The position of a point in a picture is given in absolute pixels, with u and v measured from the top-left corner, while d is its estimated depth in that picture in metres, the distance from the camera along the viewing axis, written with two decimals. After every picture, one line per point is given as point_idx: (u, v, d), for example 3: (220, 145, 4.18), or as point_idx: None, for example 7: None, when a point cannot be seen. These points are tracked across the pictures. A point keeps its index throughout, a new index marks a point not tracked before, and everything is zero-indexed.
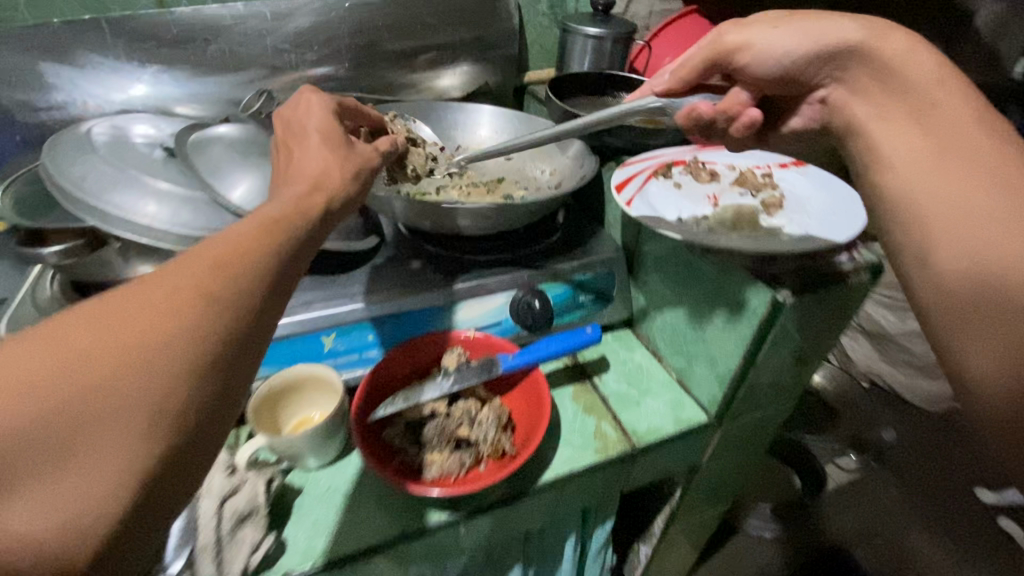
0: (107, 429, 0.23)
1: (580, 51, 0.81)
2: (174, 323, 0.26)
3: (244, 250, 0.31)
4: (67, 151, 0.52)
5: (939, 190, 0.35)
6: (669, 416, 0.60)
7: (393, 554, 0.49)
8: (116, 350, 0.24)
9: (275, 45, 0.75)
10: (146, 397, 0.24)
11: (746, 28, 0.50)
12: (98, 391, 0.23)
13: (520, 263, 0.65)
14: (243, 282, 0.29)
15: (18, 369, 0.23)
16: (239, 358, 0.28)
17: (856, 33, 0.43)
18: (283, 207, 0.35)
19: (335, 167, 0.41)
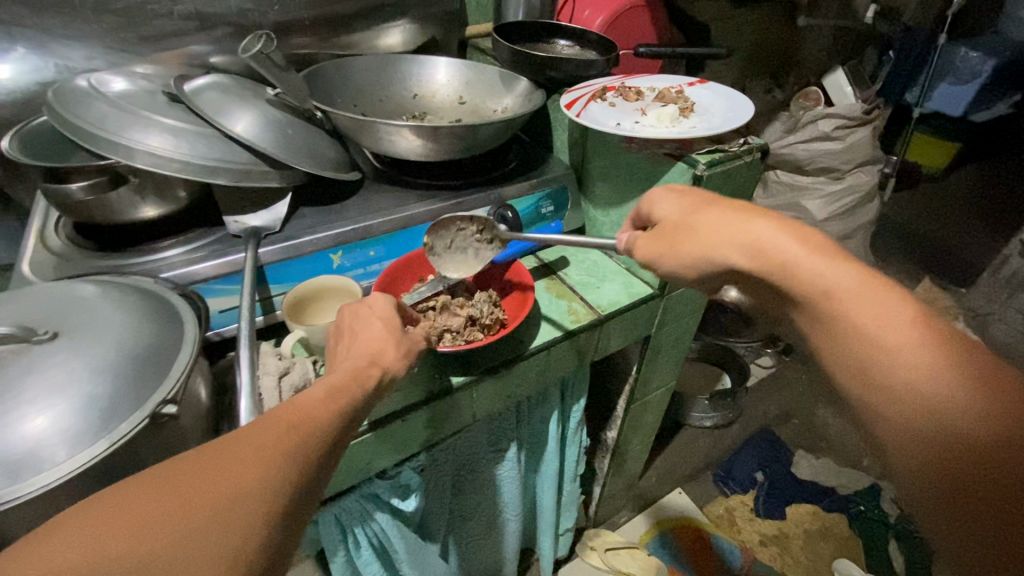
0: (189, 571, 0.31)
1: (516, 3, 0.92)
2: (251, 480, 0.34)
3: (312, 413, 0.40)
4: (78, 101, 0.57)
5: (841, 352, 0.39)
6: (623, 293, 0.75)
7: (421, 416, 0.61)
8: (205, 510, 0.32)
9: (237, 5, 0.80)
10: (220, 546, 0.32)
11: (655, 245, 0.53)
12: (210, 520, 0.32)
13: (489, 184, 0.77)
14: (311, 442, 0.39)
15: (150, 503, 0.32)
16: (284, 529, 0.36)
17: (759, 232, 0.45)
18: (342, 382, 0.44)
19: (390, 344, 0.50)
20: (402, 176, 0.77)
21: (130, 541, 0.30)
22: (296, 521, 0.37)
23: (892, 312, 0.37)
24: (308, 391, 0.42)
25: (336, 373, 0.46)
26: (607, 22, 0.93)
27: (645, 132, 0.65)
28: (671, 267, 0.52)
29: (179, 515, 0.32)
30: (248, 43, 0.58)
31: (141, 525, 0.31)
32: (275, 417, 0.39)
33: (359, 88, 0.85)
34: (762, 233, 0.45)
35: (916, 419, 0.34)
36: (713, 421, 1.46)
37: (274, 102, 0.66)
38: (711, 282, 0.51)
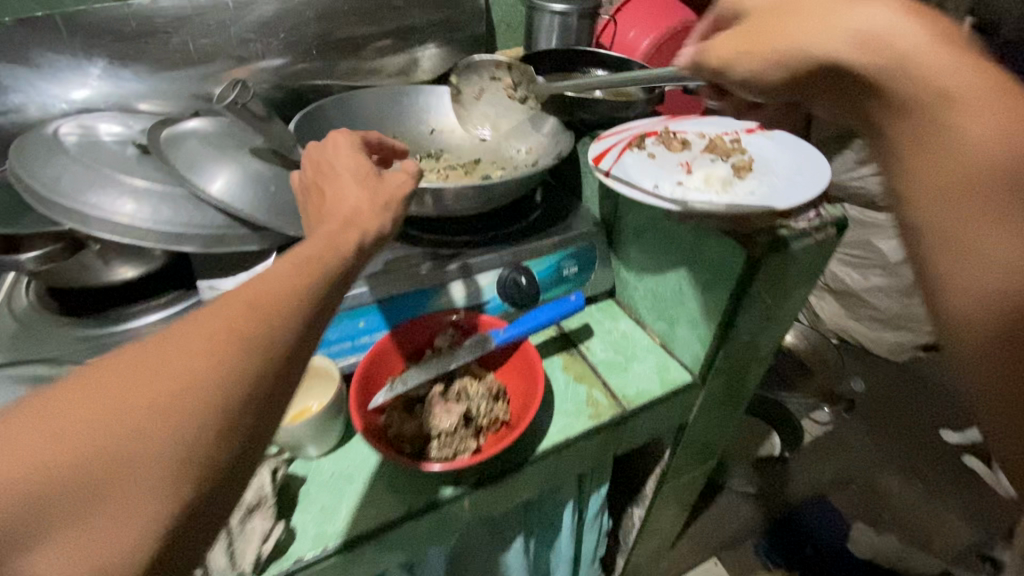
0: (132, 490, 0.25)
1: (548, 29, 0.81)
2: (193, 379, 0.27)
3: (276, 292, 0.32)
4: (37, 156, 0.51)
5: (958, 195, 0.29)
6: (655, 379, 0.63)
7: (405, 531, 0.51)
8: (127, 429, 0.25)
9: (238, 34, 0.73)
10: (155, 465, 0.26)
11: (732, 45, 0.39)
12: (141, 427, 0.26)
13: (504, 241, 0.67)
14: (277, 323, 0.31)
15: (63, 419, 0.25)
16: (248, 435, 0.29)
17: (908, 25, 0.30)
18: (312, 262, 0.36)
19: (367, 205, 0.44)
20: (406, 230, 0.67)
21: (36, 470, 0.24)
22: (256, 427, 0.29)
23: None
24: (271, 267, 0.34)
25: (304, 246, 0.38)
26: (653, 46, 0.81)
27: (690, 202, 0.53)
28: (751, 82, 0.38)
29: (95, 432, 0.25)
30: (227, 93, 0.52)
31: (51, 441, 0.24)
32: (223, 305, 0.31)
33: (370, 123, 0.77)
34: (861, 22, 0.32)
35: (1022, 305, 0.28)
36: (755, 488, 1.33)
37: (259, 152, 0.57)
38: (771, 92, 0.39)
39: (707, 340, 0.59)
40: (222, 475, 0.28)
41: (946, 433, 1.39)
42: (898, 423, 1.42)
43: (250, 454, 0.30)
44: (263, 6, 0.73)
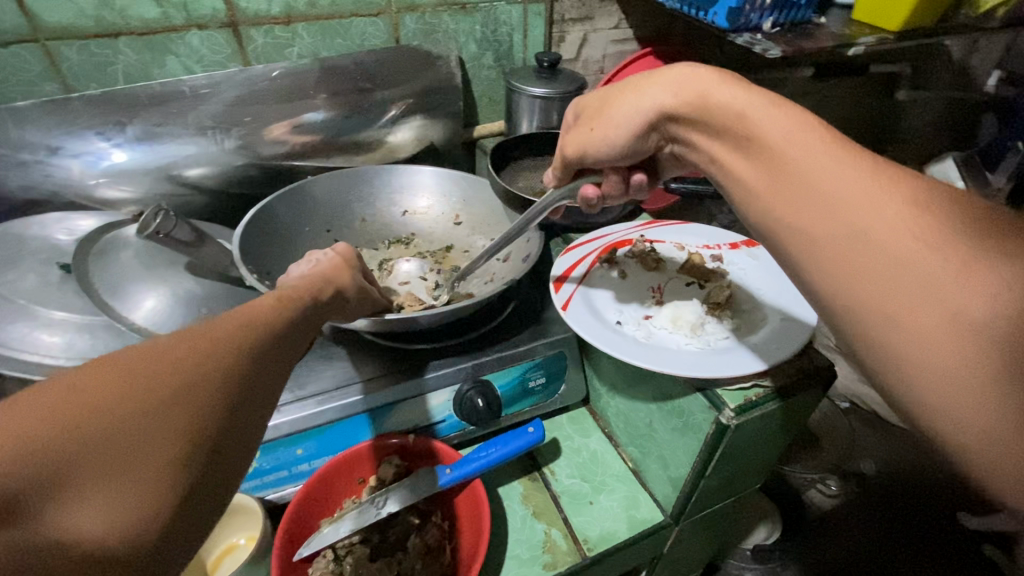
0: (157, 447, 0.25)
1: (528, 110, 0.76)
2: (209, 356, 0.28)
3: (260, 311, 0.35)
4: None
5: (798, 209, 0.32)
6: (623, 517, 0.57)
7: None
8: (153, 397, 0.25)
9: (197, 121, 0.70)
10: (178, 430, 0.25)
11: (585, 127, 0.51)
12: (167, 390, 0.26)
13: (466, 352, 0.60)
14: (269, 329, 0.34)
15: (86, 387, 0.24)
16: (257, 419, 0.30)
17: (700, 85, 0.41)
18: (295, 294, 0.41)
19: (339, 272, 0.48)
20: (362, 334, 0.62)
21: (63, 432, 0.23)
22: (260, 400, 0.30)
23: (839, 158, 0.32)
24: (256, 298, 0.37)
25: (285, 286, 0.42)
26: None
27: (659, 352, 0.47)
28: (606, 138, 0.49)
29: (122, 396, 0.25)
30: (143, 221, 0.51)
31: (78, 403, 0.24)
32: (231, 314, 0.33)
33: (336, 206, 0.73)
34: (686, 75, 0.42)
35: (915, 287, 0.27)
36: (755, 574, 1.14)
37: (194, 268, 0.55)
38: (636, 149, 0.49)
39: (678, 487, 0.53)
40: (231, 451, 0.28)
41: (963, 517, 1.24)
42: (910, 499, 1.27)
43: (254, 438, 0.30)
44: (224, 92, 0.70)
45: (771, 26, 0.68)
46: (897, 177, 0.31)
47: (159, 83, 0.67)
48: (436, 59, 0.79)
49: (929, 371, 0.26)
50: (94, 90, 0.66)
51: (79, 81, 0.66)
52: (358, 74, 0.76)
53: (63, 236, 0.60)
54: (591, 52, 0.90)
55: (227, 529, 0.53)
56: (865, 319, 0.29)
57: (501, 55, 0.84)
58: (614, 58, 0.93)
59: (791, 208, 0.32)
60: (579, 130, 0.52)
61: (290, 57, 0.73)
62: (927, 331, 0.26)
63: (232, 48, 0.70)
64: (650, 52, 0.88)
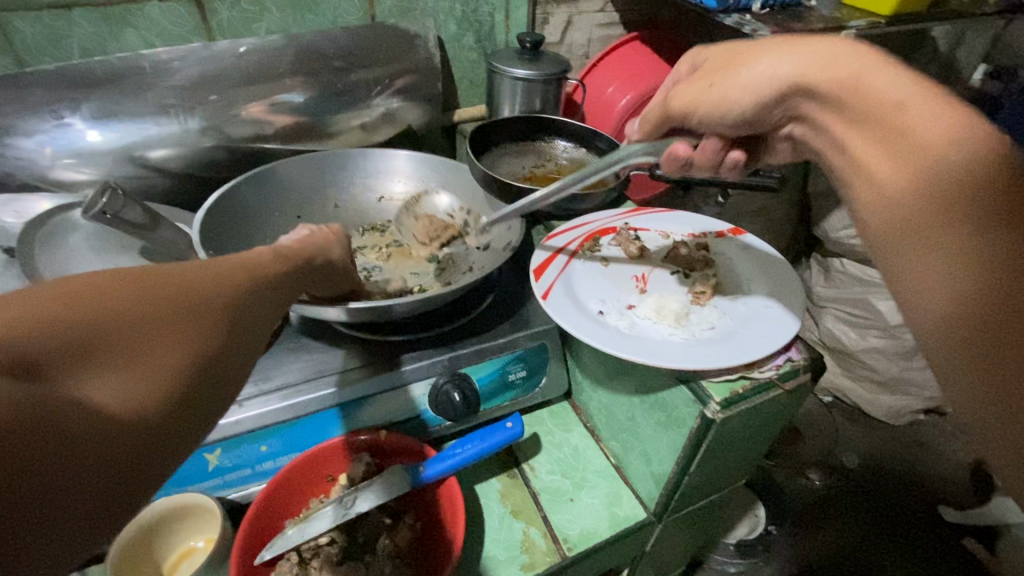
0: (172, 338, 0.26)
1: (509, 94, 0.73)
2: (216, 280, 0.30)
3: (261, 257, 0.37)
4: None
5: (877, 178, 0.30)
6: (605, 514, 0.55)
7: None
8: (166, 301, 0.26)
9: (158, 98, 0.66)
10: (188, 334, 0.26)
11: (696, 85, 0.46)
12: (180, 297, 0.27)
13: (442, 344, 0.58)
14: (267, 272, 0.36)
15: (101, 285, 0.25)
16: (256, 341, 0.31)
17: (817, 56, 0.36)
18: (293, 253, 0.41)
19: (336, 239, 0.48)
20: (333, 325, 0.59)
21: (82, 315, 0.23)
22: (260, 326, 0.32)
23: (926, 105, 0.29)
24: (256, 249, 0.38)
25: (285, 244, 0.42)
26: (634, 100, 0.81)
27: (642, 344, 0.44)
28: (722, 101, 0.43)
29: (137, 297, 0.25)
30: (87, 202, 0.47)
31: (94, 296, 0.24)
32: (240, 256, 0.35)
33: (308, 191, 0.69)
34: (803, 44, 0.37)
35: (953, 249, 0.26)
36: (738, 568, 1.14)
37: (149, 253, 0.52)
38: (759, 119, 0.42)
39: (661, 483, 0.51)
40: (233, 372, 0.28)
41: (945, 510, 1.25)
42: (894, 490, 1.29)
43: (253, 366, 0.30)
44: (187, 68, 0.66)
45: (761, 7, 0.66)
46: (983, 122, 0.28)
47: (115, 57, 0.63)
48: (415, 39, 0.76)
49: (943, 331, 0.27)
50: (45, 63, 0.62)
51: (28, 54, 0.62)
52: (331, 51, 0.72)
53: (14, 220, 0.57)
54: (576, 35, 0.87)
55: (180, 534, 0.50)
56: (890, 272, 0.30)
57: (482, 36, 0.81)
58: (600, 43, 0.91)
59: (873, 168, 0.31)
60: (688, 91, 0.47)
61: (258, 33, 0.70)
62: (931, 284, 0.27)
63: (195, 21, 0.67)
64: (637, 37, 0.86)
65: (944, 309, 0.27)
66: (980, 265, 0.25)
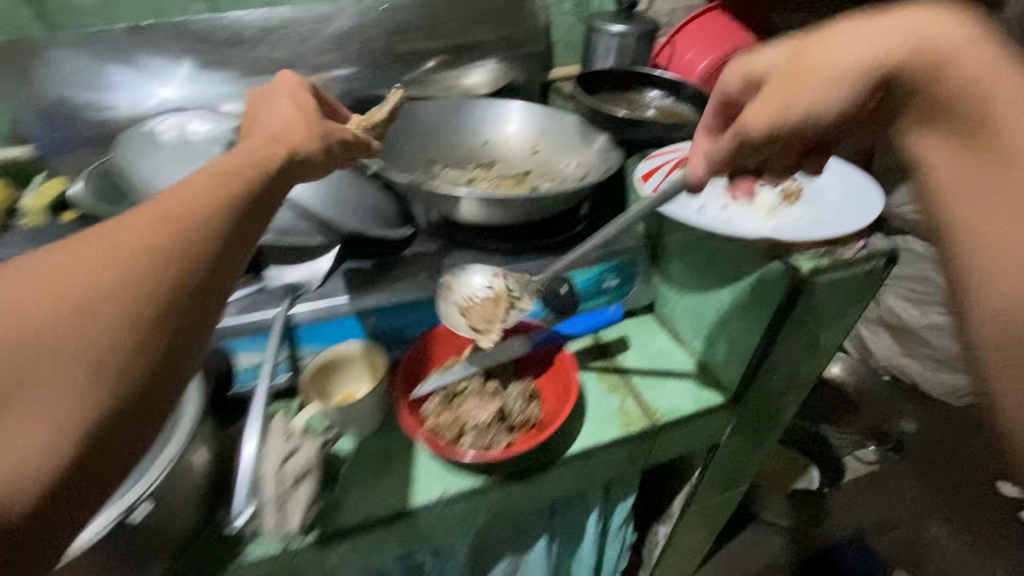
0: (48, 382, 0.25)
1: (605, 49, 0.84)
2: (104, 277, 0.28)
3: (192, 200, 0.33)
4: (142, 155, 0.58)
5: (981, 193, 0.30)
6: (689, 395, 0.64)
7: (434, 512, 0.55)
8: (9, 346, 0.25)
9: (317, 45, 0.80)
10: (64, 359, 0.26)
11: (769, 97, 0.43)
12: (58, 318, 0.26)
13: (549, 251, 0.68)
14: (199, 221, 0.32)
15: None
16: (175, 330, 0.29)
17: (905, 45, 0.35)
18: (239, 171, 0.37)
19: (302, 126, 0.45)
20: (457, 235, 0.70)
21: None
22: (185, 312, 0.30)
23: None
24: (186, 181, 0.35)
25: (242, 153, 0.39)
26: (709, 66, 0.90)
27: (736, 226, 0.56)
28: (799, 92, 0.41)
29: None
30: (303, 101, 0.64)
31: None
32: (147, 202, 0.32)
33: (428, 132, 0.81)
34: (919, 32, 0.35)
35: None
36: (787, 520, 1.24)
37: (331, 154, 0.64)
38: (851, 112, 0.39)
39: None
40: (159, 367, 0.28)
41: (1004, 487, 1.33)
42: (949, 469, 1.36)
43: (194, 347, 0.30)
44: (341, 20, 0.80)
45: None
46: None
47: (288, 9, 0.78)
48: (523, 3, 0.88)
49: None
50: (235, 12, 0.77)
51: (224, 6, 0.77)
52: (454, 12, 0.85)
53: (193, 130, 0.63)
54: (661, 6, 0.97)
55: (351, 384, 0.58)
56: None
57: (579, 3, 0.92)
58: (682, 13, 1.00)
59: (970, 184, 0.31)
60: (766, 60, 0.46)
61: None
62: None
63: None
64: (719, 6, 0.94)
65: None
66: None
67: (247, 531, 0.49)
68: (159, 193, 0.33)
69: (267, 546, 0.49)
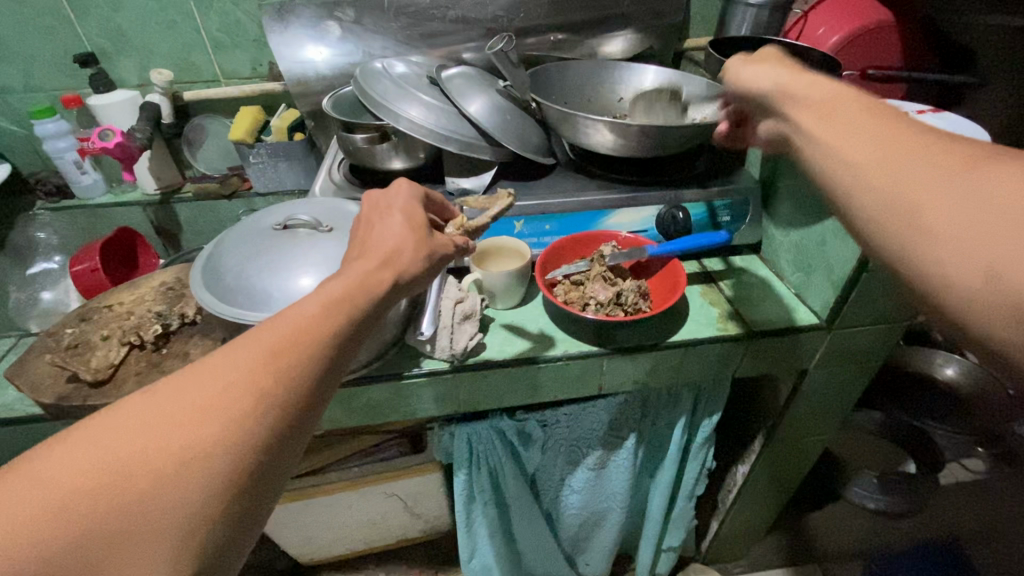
0: (163, 522, 0.35)
1: (741, 19, 0.94)
2: (212, 429, 0.37)
3: (294, 341, 0.43)
4: (374, 80, 0.80)
5: (867, 149, 0.41)
6: (784, 316, 0.73)
7: (556, 370, 0.68)
8: (140, 487, 0.35)
9: (493, 12, 0.99)
10: (184, 496, 0.36)
11: (737, 69, 0.59)
12: (176, 463, 0.36)
13: (670, 185, 0.80)
14: (293, 369, 0.42)
15: (102, 467, 0.35)
16: (260, 470, 0.40)
17: (787, 77, 0.52)
18: (343, 298, 0.47)
19: (407, 247, 0.54)
20: (590, 168, 0.84)
21: (87, 511, 0.33)
22: (268, 455, 0.40)
23: (885, 135, 0.41)
24: (299, 309, 0.45)
25: (342, 279, 0.49)
26: (840, 42, 0.96)
27: None
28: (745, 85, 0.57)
29: (131, 484, 0.35)
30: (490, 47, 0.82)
31: (99, 486, 0.34)
32: (246, 341, 0.42)
33: (573, 86, 0.95)
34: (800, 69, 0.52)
35: (931, 226, 0.36)
36: (877, 506, 1.17)
37: (502, 92, 0.82)
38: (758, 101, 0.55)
39: (840, 285, 0.67)
40: (247, 496, 0.39)
41: None
42: None
43: (274, 474, 0.41)
44: None
45: None
46: (941, 146, 0.39)
47: None
48: None
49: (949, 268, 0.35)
50: None
51: None
52: None
53: (396, 72, 0.84)
54: None
55: (505, 257, 0.77)
56: (920, 250, 0.37)
57: None
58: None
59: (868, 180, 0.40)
60: (761, 75, 0.55)
61: None
62: (951, 254, 0.35)
63: None
64: None
65: (953, 263, 0.35)
66: (963, 234, 0.35)
67: (424, 350, 0.66)
68: (254, 332, 0.43)
69: (437, 363, 0.67)
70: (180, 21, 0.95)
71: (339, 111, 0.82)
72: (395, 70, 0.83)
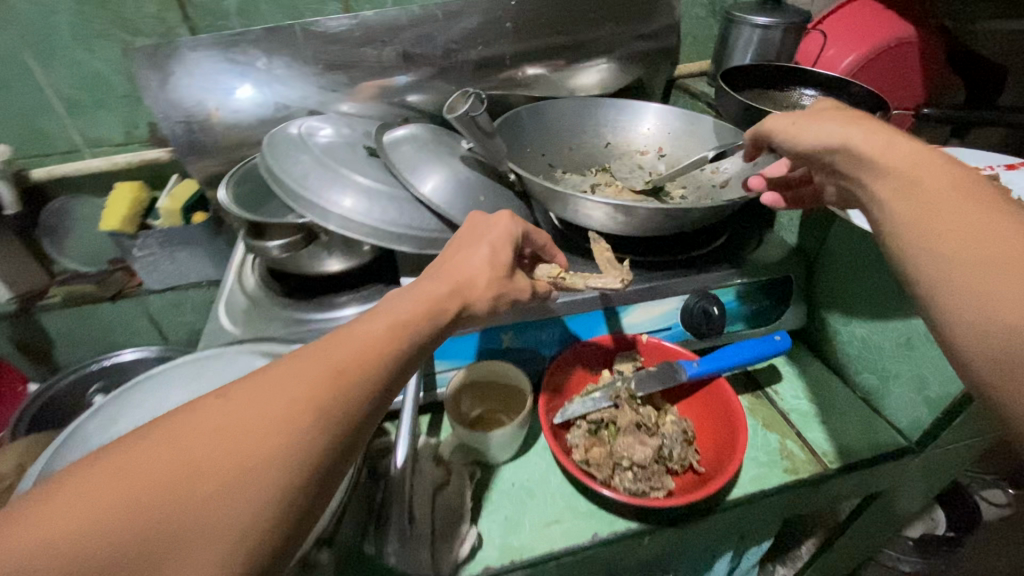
0: (195, 555, 0.27)
1: (745, 43, 0.77)
2: (268, 446, 0.29)
3: (361, 357, 0.34)
4: (290, 156, 0.58)
5: (945, 251, 0.34)
6: (862, 438, 0.56)
7: (582, 559, 0.49)
8: (181, 501, 0.27)
9: (444, 44, 0.78)
10: (226, 525, 0.27)
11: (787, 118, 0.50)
12: (224, 478, 0.28)
13: (696, 264, 0.61)
14: (355, 393, 0.33)
15: (145, 470, 0.27)
16: (308, 508, 0.31)
17: (850, 136, 0.43)
18: (411, 320, 0.38)
19: (482, 277, 0.43)
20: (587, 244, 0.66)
21: (120, 525, 0.25)
22: (322, 490, 0.31)
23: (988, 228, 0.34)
24: (365, 325, 0.36)
25: (408, 300, 0.39)
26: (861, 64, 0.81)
27: None
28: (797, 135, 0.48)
29: (177, 492, 0.27)
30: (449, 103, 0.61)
31: (139, 489, 0.26)
32: (312, 350, 0.34)
33: (552, 133, 0.76)
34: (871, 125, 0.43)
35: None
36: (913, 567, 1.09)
37: (467, 159, 0.62)
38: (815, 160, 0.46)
39: (941, 406, 0.51)
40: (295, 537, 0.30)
41: None
42: None
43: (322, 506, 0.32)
44: (469, 18, 0.77)
45: None
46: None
47: (420, 6, 0.75)
48: None
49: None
50: (367, 10, 0.76)
51: (357, 3, 0.76)
52: (585, 7, 0.80)
53: (321, 138, 0.62)
54: None
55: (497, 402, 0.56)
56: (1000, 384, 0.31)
57: None
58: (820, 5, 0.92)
59: (956, 278, 0.33)
60: (824, 129, 0.45)
61: None
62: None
63: None
64: None
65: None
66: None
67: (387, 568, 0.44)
68: (326, 339, 0.35)
69: None
70: (11, 78, 0.69)
71: (241, 202, 0.59)
72: (319, 137, 0.61)
